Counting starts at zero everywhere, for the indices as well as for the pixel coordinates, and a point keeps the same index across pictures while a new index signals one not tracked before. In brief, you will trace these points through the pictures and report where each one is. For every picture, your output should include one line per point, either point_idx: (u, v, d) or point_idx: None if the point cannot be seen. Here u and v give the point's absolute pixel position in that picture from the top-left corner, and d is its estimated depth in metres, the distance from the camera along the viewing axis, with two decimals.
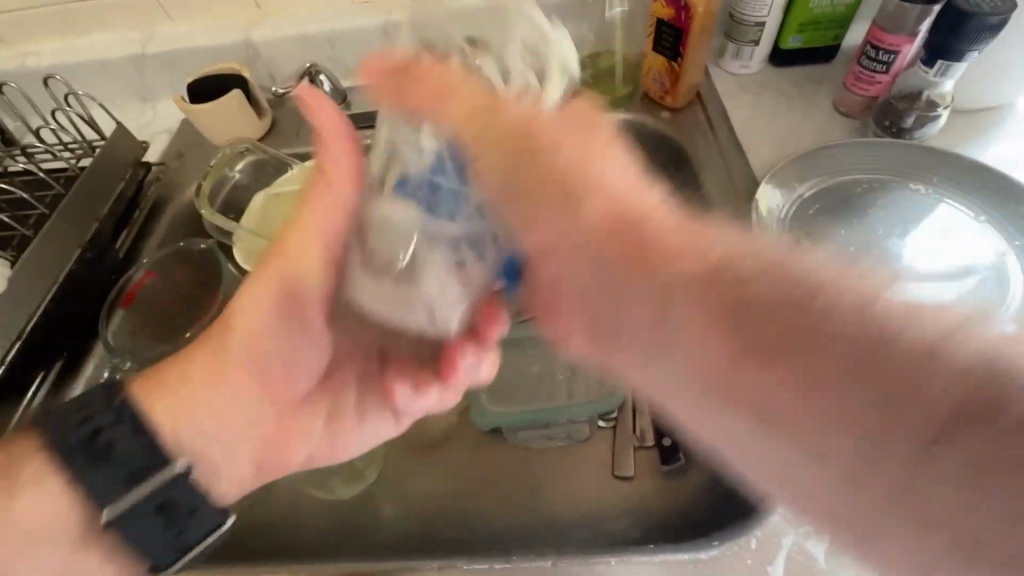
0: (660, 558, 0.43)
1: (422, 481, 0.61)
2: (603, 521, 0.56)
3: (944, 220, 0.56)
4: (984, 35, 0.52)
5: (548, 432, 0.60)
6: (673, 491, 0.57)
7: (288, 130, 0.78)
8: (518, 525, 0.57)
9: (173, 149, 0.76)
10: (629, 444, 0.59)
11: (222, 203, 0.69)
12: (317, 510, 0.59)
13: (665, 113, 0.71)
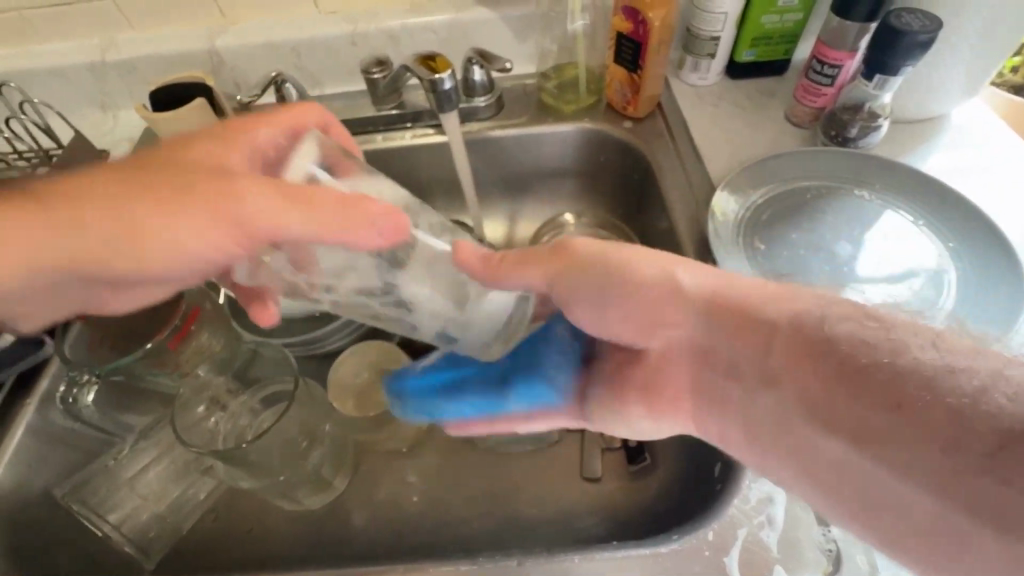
0: (623, 553, 0.45)
1: (394, 488, 0.62)
2: (573, 520, 0.58)
3: (888, 225, 0.59)
4: (916, 51, 0.55)
5: (519, 436, 0.62)
6: (637, 490, 0.58)
7: None
8: (489, 528, 0.58)
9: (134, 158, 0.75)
10: (597, 447, 0.61)
11: None
12: (287, 522, 0.59)
13: (627, 122, 0.73)
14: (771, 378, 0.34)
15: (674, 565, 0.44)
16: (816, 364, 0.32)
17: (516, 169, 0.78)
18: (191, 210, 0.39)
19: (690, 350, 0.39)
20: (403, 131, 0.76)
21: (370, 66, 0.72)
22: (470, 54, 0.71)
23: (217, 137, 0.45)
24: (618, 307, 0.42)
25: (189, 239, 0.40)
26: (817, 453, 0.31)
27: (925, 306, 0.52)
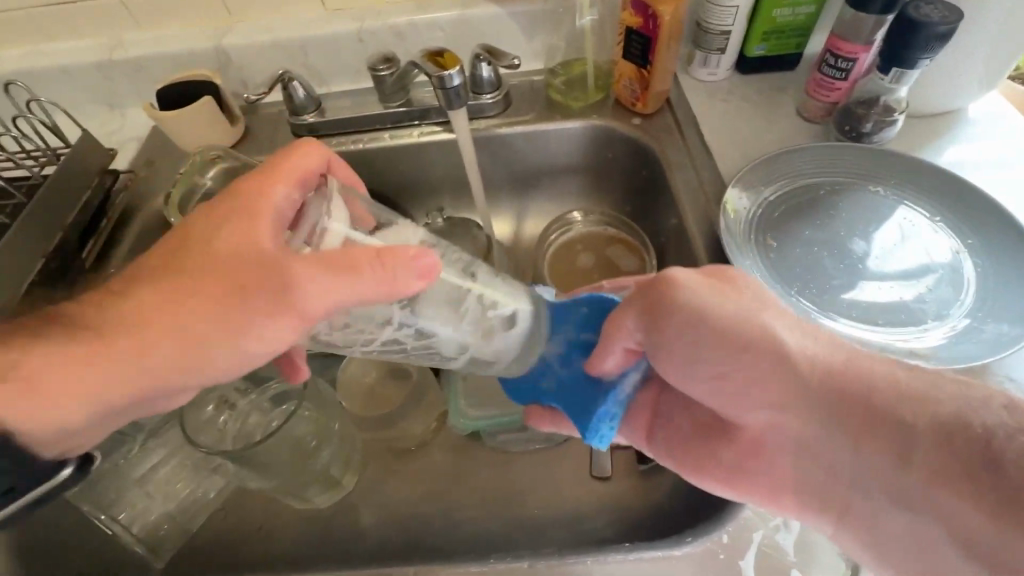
0: (635, 556, 0.44)
1: (404, 488, 0.62)
2: (584, 519, 0.57)
3: (904, 222, 0.58)
4: (935, 43, 0.54)
5: (527, 435, 0.62)
6: (648, 489, 0.58)
7: (263, 137, 0.79)
8: (498, 528, 0.58)
9: (141, 158, 0.75)
10: (606, 445, 0.61)
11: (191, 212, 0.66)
12: (298, 522, 0.59)
13: (636, 118, 0.72)
14: (873, 469, 0.36)
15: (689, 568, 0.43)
16: (934, 461, 0.32)
17: (524, 166, 0.77)
18: (243, 318, 0.37)
19: (797, 432, 0.40)
20: (409, 129, 0.76)
21: (377, 62, 0.71)
22: (478, 51, 0.70)
23: (239, 216, 0.39)
24: (722, 376, 0.43)
25: (250, 340, 0.38)
26: (921, 535, 0.34)
27: (941, 308, 0.51)
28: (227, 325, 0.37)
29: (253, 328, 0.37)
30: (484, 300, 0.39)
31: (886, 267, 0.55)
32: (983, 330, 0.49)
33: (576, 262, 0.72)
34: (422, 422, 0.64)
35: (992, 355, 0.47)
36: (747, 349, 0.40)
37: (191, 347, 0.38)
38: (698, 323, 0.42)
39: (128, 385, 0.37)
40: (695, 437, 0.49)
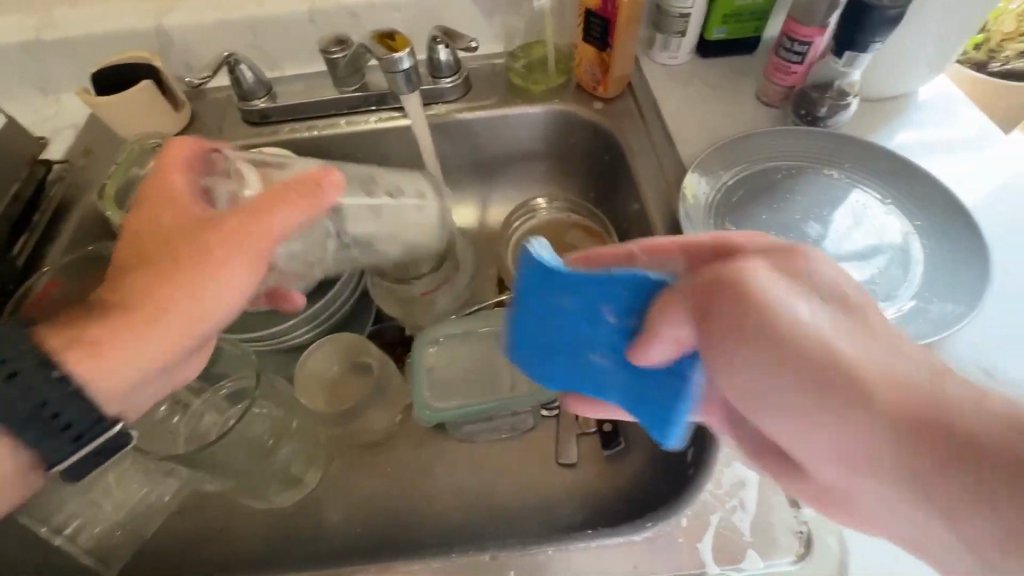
0: (597, 543, 0.44)
1: (369, 483, 0.61)
2: (551, 507, 0.58)
3: (856, 205, 0.59)
4: (885, 27, 0.55)
5: (492, 425, 0.62)
6: (613, 474, 0.59)
7: (212, 124, 0.75)
8: (466, 520, 0.57)
9: (79, 146, 0.71)
10: (572, 432, 0.61)
11: (133, 204, 0.62)
12: (260, 522, 0.58)
13: (598, 103, 0.71)
14: (909, 496, 0.27)
15: (649, 553, 0.44)
16: (985, 483, 0.25)
17: (486, 153, 0.76)
18: (228, 254, 0.41)
19: (825, 456, 0.31)
20: (366, 115, 0.73)
21: (329, 44, 0.68)
22: (435, 33, 0.68)
23: (163, 197, 0.44)
24: (788, 403, 0.30)
25: (242, 275, 0.42)
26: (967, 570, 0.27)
27: (890, 289, 0.52)
28: (221, 254, 0.41)
29: (240, 257, 0.41)
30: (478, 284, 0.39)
31: (838, 250, 0.56)
32: (929, 310, 0.50)
33: None
34: (387, 416, 0.62)
35: (934, 335, 0.48)
36: (805, 347, 0.29)
37: (202, 294, 0.41)
38: (744, 316, 0.30)
39: (175, 335, 0.41)
40: (766, 445, 0.40)
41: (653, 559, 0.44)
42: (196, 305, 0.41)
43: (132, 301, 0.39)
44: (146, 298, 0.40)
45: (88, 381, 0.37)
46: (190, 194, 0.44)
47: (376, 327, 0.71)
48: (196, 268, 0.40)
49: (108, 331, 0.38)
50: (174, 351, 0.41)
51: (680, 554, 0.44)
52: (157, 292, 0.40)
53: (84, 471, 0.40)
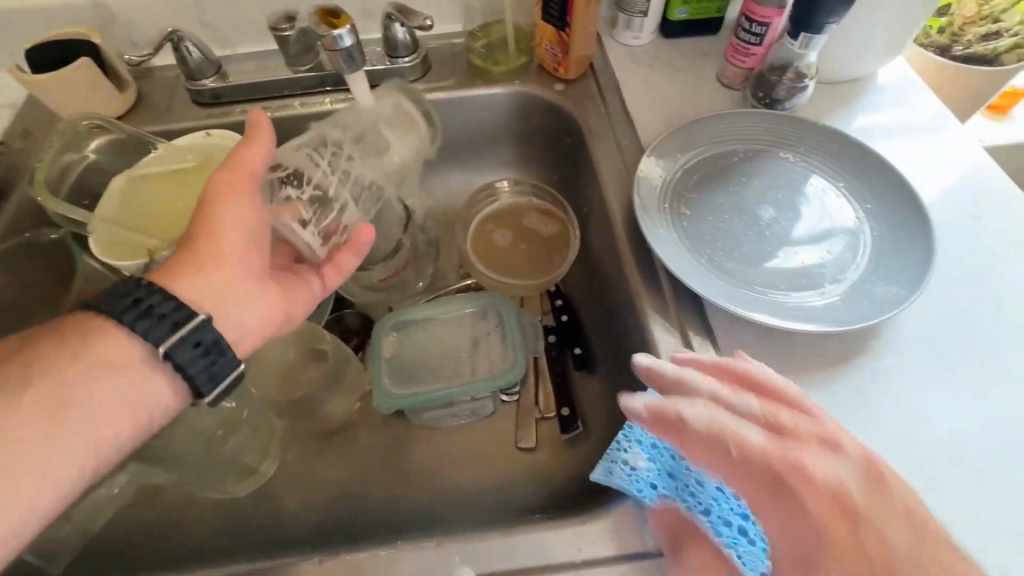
0: (545, 527, 0.41)
1: (327, 471, 0.60)
2: (509, 491, 0.58)
3: (811, 189, 0.59)
4: (840, 8, 0.54)
5: (452, 410, 0.62)
6: (571, 457, 0.59)
7: (159, 105, 0.72)
8: (425, 504, 0.58)
9: (16, 127, 0.67)
10: (531, 417, 0.61)
11: (71, 188, 0.59)
12: (215, 512, 0.57)
13: (559, 84, 0.70)
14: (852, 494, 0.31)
15: (605, 540, 0.40)
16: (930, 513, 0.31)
17: (447, 135, 0.74)
18: (235, 197, 0.43)
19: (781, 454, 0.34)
20: (321, 95, 0.71)
21: (279, 21, 0.66)
22: (390, 11, 0.66)
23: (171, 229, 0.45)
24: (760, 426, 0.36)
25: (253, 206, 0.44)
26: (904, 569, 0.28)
27: (839, 272, 0.53)
28: (227, 201, 0.43)
29: (241, 197, 0.43)
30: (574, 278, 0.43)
31: (790, 233, 0.56)
32: (874, 292, 0.51)
33: (499, 236, 0.70)
34: (345, 403, 0.62)
35: (874, 317, 0.49)
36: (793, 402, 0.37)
37: (235, 226, 0.42)
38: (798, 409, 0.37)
39: (238, 256, 0.42)
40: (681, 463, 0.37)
41: (608, 541, 0.40)
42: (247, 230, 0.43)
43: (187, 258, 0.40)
44: (194, 250, 0.41)
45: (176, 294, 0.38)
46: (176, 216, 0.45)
47: (335, 314, 0.69)
48: (219, 211, 0.42)
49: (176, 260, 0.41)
50: (252, 269, 0.43)
51: (635, 534, 0.40)
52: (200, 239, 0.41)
53: (212, 379, 0.39)
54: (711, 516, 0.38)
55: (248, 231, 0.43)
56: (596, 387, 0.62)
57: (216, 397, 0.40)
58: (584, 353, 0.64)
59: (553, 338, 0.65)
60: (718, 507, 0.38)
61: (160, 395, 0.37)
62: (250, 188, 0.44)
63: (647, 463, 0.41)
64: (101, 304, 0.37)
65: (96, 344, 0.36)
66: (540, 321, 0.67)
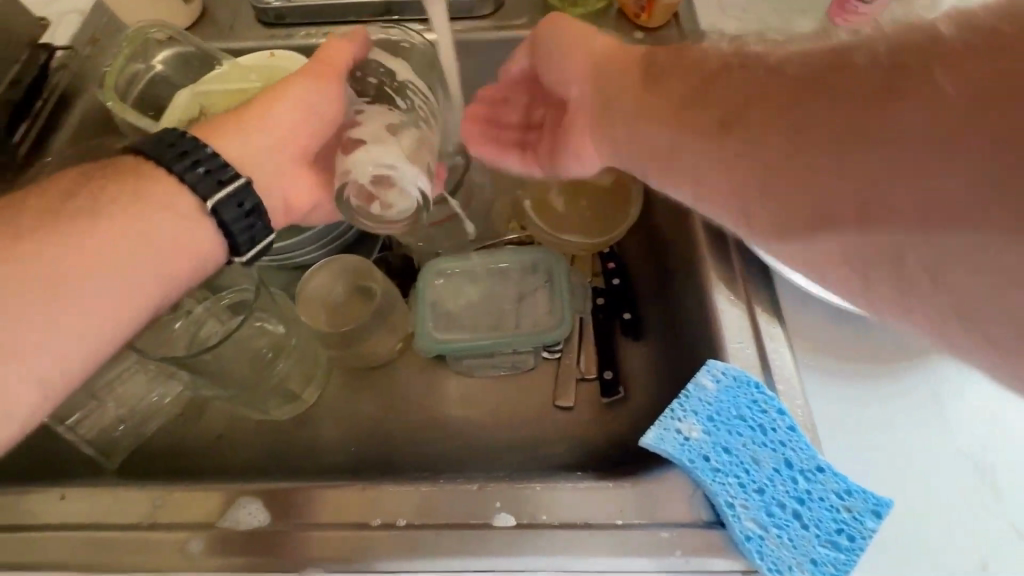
0: (585, 485, 0.40)
1: (366, 405, 0.61)
2: (545, 446, 0.58)
3: None
4: None
5: (493, 361, 0.61)
6: (611, 422, 0.59)
7: (222, 21, 0.70)
8: (461, 449, 0.58)
9: (85, 32, 0.66)
10: (572, 376, 0.61)
11: (137, 99, 0.59)
12: (258, 431, 0.59)
13: (639, 33, 0.65)
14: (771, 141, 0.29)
15: (644, 506, 0.39)
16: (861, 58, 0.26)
17: None
18: (301, 82, 0.47)
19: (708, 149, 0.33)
20: (388, 24, 0.68)
21: None
22: None
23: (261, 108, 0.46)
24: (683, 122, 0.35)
25: (315, 96, 0.47)
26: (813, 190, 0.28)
27: None
28: (295, 85, 0.47)
29: (310, 85, 0.47)
30: (707, 256, 0.50)
31: None
32: None
33: (553, 199, 0.66)
34: (388, 341, 0.62)
35: None
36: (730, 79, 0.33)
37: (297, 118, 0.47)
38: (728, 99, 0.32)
39: (286, 140, 0.47)
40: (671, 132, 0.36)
41: (652, 508, 0.39)
42: (307, 123, 0.47)
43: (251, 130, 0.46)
44: (253, 120, 0.46)
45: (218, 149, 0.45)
46: (268, 102, 0.47)
47: (382, 254, 0.68)
48: (283, 92, 0.47)
49: (232, 119, 0.46)
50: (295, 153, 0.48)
51: (680, 503, 0.38)
52: (261, 108, 0.46)
53: (250, 240, 0.44)
54: (766, 497, 0.37)
55: (319, 117, 0.47)
56: (642, 355, 0.61)
57: (250, 258, 0.45)
58: (634, 318, 0.62)
59: (602, 301, 0.63)
60: (773, 488, 0.37)
61: (201, 236, 0.42)
62: (335, 84, 0.47)
63: (702, 435, 0.39)
64: (144, 147, 0.43)
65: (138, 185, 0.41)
66: (589, 283, 0.65)
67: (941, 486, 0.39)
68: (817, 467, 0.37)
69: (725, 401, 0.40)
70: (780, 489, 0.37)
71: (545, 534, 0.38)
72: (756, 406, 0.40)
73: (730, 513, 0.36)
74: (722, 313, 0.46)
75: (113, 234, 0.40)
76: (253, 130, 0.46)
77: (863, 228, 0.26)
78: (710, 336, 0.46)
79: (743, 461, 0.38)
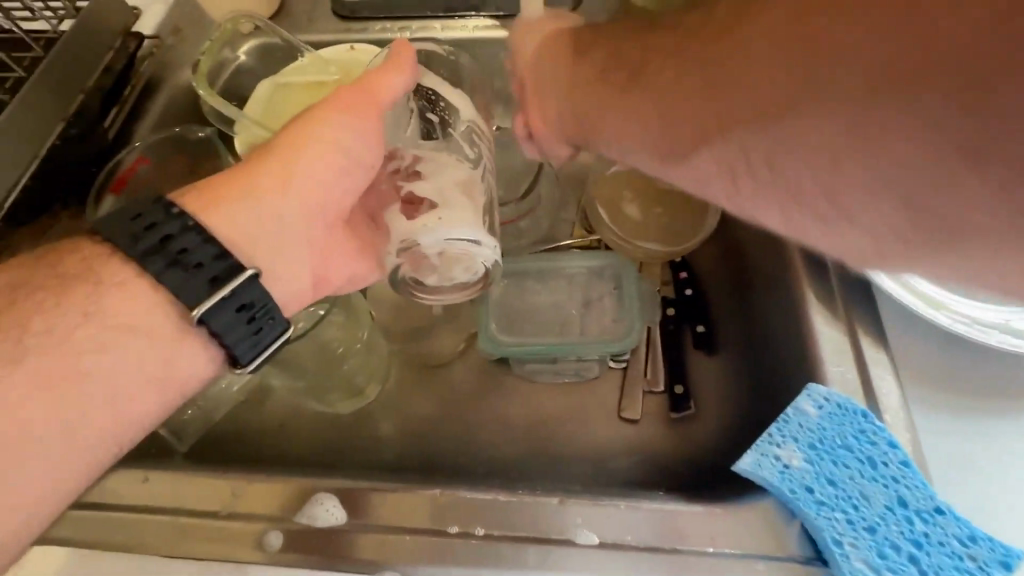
0: (673, 508, 0.38)
1: (427, 405, 0.60)
2: (609, 458, 0.56)
3: None
4: None
5: (557, 367, 0.60)
6: (679, 438, 0.56)
7: (299, 13, 0.71)
8: (521, 456, 0.57)
9: (168, 22, 0.67)
10: (639, 388, 0.58)
11: (223, 87, 0.59)
12: (319, 423, 0.59)
13: None
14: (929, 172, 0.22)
15: (734, 530, 0.37)
16: None
17: None
18: (330, 118, 0.42)
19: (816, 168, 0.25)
20: (463, 20, 0.67)
21: None
22: None
23: (279, 149, 0.42)
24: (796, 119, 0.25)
25: (347, 134, 0.42)
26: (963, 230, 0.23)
27: None
28: (331, 119, 0.42)
29: (341, 121, 0.42)
30: (805, 273, 0.46)
31: None
32: None
33: (624, 206, 0.64)
34: (451, 341, 0.61)
35: None
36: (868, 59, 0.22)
37: (330, 154, 0.42)
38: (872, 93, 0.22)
39: (323, 176, 0.43)
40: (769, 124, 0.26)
41: (745, 534, 0.36)
42: (333, 165, 0.43)
43: (271, 171, 0.42)
44: (282, 155, 0.42)
45: (223, 203, 0.40)
46: (296, 137, 0.43)
47: None
48: (314, 129, 0.43)
49: (241, 174, 0.42)
50: (325, 194, 0.43)
51: (779, 536, 0.36)
52: (287, 144, 0.42)
53: (251, 335, 0.38)
54: (877, 536, 0.34)
55: (339, 167, 0.43)
56: (713, 370, 0.59)
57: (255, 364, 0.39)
58: (706, 331, 0.59)
59: (672, 311, 0.61)
60: (885, 528, 0.34)
61: (190, 360, 0.38)
62: (370, 119, 0.43)
63: (804, 464, 0.36)
64: (109, 231, 0.37)
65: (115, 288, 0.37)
66: (659, 291, 0.62)
67: (1015, 419, 0.42)
68: (935, 509, 0.34)
69: (830, 428, 0.37)
70: (894, 530, 0.34)
71: (628, 557, 0.37)
72: (865, 437, 0.37)
73: (838, 552, 0.34)
74: (822, 335, 0.43)
75: (92, 361, 0.36)
76: (277, 169, 0.42)
77: (910, 205, 0.24)
78: (805, 357, 0.43)
79: (851, 496, 0.35)
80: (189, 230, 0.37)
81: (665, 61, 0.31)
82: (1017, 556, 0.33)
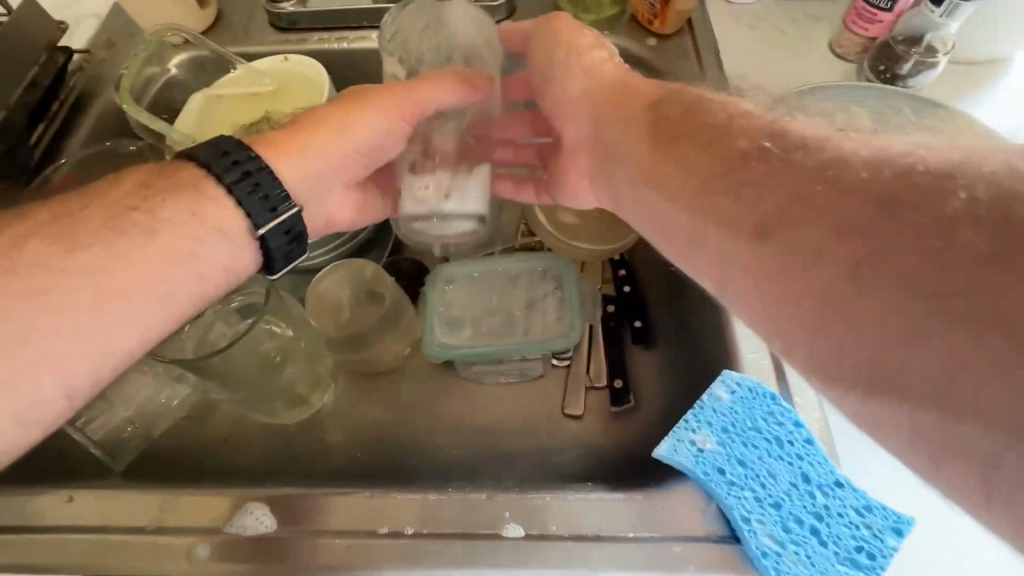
0: (597, 496, 0.39)
1: (375, 409, 0.61)
2: (554, 454, 0.58)
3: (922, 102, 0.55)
4: None
5: (501, 368, 0.61)
6: (620, 431, 0.58)
7: (237, 25, 0.71)
8: (468, 455, 0.58)
9: (100, 37, 0.67)
10: (581, 384, 0.60)
11: (151, 102, 0.60)
12: (265, 433, 0.59)
13: (652, 40, 0.65)
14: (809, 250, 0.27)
15: (654, 513, 0.38)
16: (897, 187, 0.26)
17: None
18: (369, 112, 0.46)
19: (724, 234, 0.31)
20: None
21: None
22: None
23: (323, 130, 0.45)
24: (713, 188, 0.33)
25: (380, 131, 0.46)
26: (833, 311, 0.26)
27: None
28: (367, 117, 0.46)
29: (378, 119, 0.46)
30: None
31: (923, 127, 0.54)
32: None
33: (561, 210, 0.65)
34: (397, 346, 0.61)
35: None
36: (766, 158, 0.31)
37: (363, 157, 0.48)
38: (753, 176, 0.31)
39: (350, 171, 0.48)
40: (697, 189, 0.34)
41: (665, 518, 0.38)
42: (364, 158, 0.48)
43: (312, 151, 0.45)
44: (323, 141, 0.45)
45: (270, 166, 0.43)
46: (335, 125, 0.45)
47: (391, 258, 0.68)
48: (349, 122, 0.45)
49: (290, 136, 0.44)
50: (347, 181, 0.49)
51: (694, 517, 0.37)
52: (326, 127, 0.45)
53: (283, 257, 0.43)
54: (782, 511, 0.36)
55: (366, 150, 0.47)
56: (651, 363, 0.60)
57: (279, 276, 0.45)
58: (644, 326, 0.61)
59: (612, 307, 0.63)
60: (789, 503, 0.37)
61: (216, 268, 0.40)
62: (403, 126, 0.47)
63: (716, 447, 0.39)
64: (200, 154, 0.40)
65: (188, 201, 0.39)
66: (600, 289, 0.64)
67: None
68: (835, 483, 0.37)
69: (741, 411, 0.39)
70: (797, 504, 0.36)
71: (554, 546, 0.38)
72: (773, 418, 0.39)
73: (747, 528, 0.35)
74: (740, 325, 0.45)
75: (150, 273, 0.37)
76: (314, 152, 0.45)
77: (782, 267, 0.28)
78: (723, 345, 0.45)
79: (759, 475, 0.38)
80: (254, 160, 0.41)
81: (630, 143, 0.41)
82: (907, 523, 0.35)
